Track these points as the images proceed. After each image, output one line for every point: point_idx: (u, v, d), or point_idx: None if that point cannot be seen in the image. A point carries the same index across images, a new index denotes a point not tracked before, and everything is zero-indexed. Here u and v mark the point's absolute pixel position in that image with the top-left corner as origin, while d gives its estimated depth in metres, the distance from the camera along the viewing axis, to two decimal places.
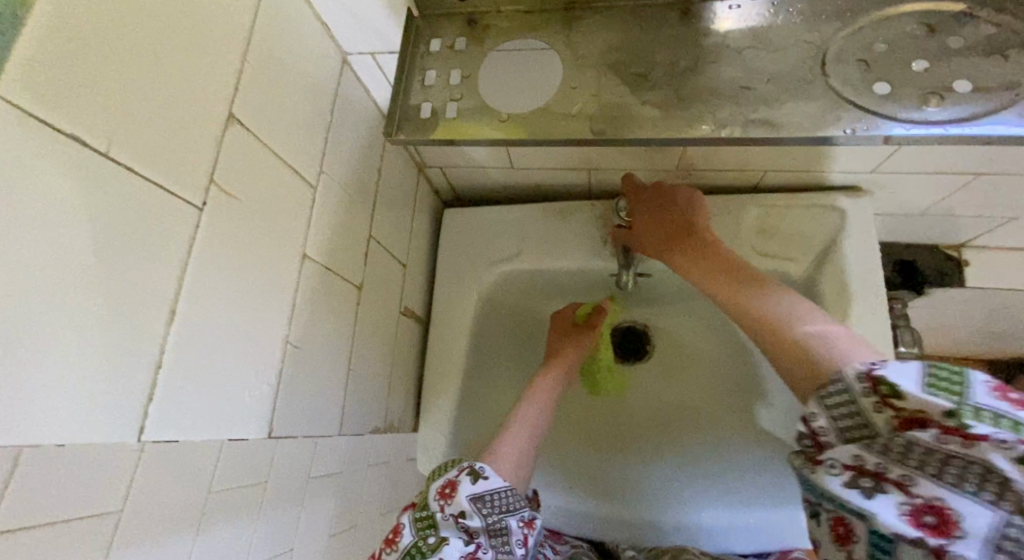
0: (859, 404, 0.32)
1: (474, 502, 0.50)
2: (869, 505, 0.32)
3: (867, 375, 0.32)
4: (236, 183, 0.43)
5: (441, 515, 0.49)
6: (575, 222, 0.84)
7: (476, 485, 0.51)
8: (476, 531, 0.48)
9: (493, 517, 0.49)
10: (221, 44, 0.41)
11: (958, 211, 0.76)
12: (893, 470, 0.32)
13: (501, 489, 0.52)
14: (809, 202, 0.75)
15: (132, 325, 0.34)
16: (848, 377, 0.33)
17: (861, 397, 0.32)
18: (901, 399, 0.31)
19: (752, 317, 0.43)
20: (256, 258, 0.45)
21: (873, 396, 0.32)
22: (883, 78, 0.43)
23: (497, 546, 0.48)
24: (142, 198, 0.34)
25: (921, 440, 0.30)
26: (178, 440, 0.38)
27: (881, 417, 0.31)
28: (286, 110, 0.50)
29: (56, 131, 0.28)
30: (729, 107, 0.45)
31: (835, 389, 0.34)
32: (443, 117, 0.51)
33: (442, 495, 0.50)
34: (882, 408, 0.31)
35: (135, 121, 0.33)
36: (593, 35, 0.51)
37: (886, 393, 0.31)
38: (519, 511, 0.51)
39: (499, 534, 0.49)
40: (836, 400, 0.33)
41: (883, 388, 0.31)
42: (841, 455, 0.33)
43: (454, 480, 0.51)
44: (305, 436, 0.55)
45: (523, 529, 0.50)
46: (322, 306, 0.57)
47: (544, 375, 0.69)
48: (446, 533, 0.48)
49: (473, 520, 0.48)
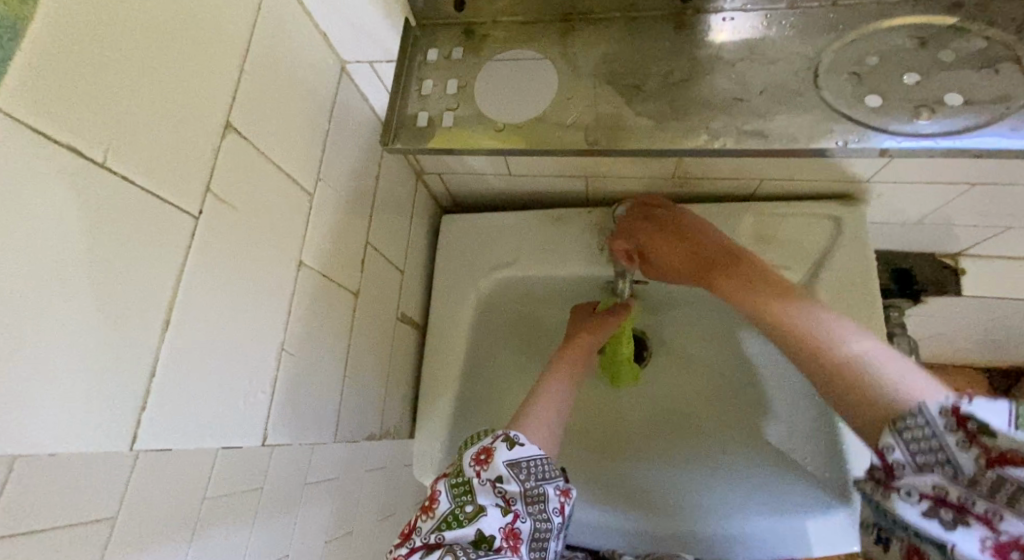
0: (943, 439, 0.31)
1: (510, 469, 0.53)
2: (950, 537, 0.31)
3: (952, 411, 0.30)
4: (232, 192, 0.43)
5: (478, 481, 0.52)
6: (572, 229, 0.84)
7: (511, 452, 0.54)
8: (513, 497, 0.52)
9: (530, 483, 0.53)
10: (220, 53, 0.42)
11: (953, 220, 0.76)
12: (981, 505, 0.30)
13: (535, 458, 0.55)
14: (804, 211, 0.76)
15: (127, 334, 0.34)
16: (930, 412, 0.31)
17: (943, 432, 0.31)
18: (991, 438, 0.29)
19: (809, 353, 0.42)
20: (252, 266, 0.45)
21: (959, 431, 0.30)
22: (874, 91, 0.44)
23: (535, 513, 0.52)
24: (137, 208, 0.34)
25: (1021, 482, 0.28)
26: (173, 447, 0.38)
27: (967, 454, 0.30)
28: (283, 118, 0.50)
29: (53, 142, 0.29)
30: (723, 118, 0.45)
31: (912, 422, 0.32)
32: (440, 126, 0.52)
33: (478, 462, 0.53)
34: (968, 445, 0.30)
35: (131, 131, 0.34)
36: (589, 46, 0.51)
37: (976, 430, 0.29)
38: (554, 480, 0.55)
39: (536, 501, 0.52)
40: (913, 431, 0.32)
41: (971, 424, 0.30)
42: (920, 485, 0.32)
43: (489, 448, 0.54)
44: (301, 443, 0.55)
45: (559, 497, 0.54)
46: (319, 313, 0.57)
47: (555, 373, 0.70)
48: (484, 500, 0.51)
49: (511, 486, 0.52)
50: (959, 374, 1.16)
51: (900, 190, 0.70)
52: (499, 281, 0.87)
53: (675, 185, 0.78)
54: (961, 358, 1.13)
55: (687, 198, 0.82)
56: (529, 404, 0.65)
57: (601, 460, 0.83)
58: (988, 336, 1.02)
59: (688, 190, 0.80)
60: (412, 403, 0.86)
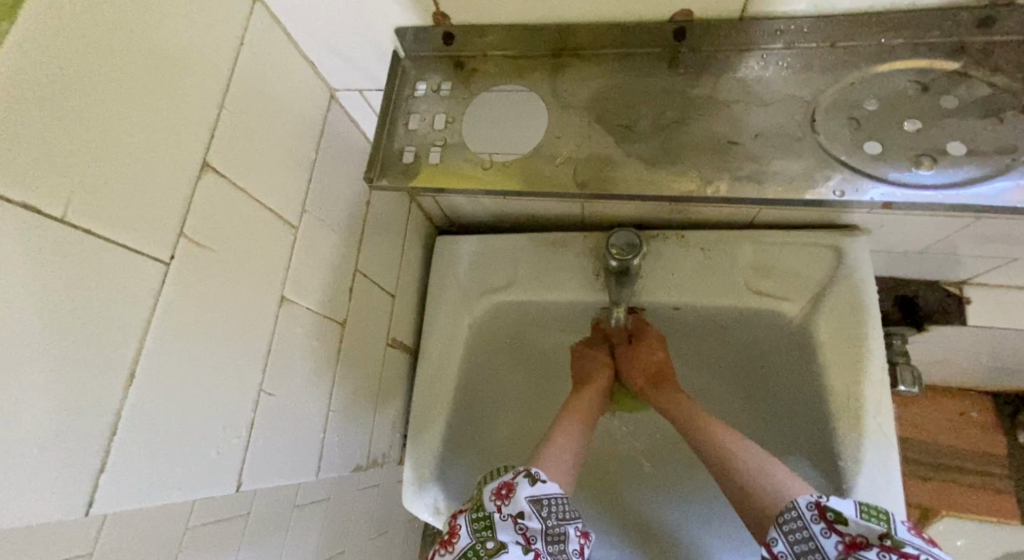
0: (812, 530, 0.40)
1: (532, 504, 0.51)
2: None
3: (817, 504, 0.41)
4: (209, 233, 0.41)
5: (499, 516, 0.51)
6: (567, 255, 0.83)
7: (533, 488, 0.53)
8: (534, 535, 0.50)
9: (551, 521, 0.51)
10: (199, 93, 0.41)
11: (958, 251, 0.74)
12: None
13: (556, 496, 0.53)
14: (806, 241, 0.74)
15: (90, 394, 0.32)
16: (800, 505, 0.42)
17: (811, 522, 0.41)
18: (845, 524, 0.39)
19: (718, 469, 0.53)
20: (232, 307, 0.44)
21: (822, 521, 0.40)
22: (873, 137, 0.43)
23: (555, 553, 0.50)
24: (100, 260, 0.33)
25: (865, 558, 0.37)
26: (135, 506, 0.36)
27: (830, 540, 0.39)
28: (268, 152, 0.49)
29: (6, 201, 0.27)
30: (715, 162, 0.45)
31: (790, 515, 0.42)
32: (426, 162, 0.51)
33: (499, 496, 0.52)
34: (830, 532, 0.39)
35: (96, 179, 0.32)
36: (581, 82, 0.50)
37: (833, 518, 0.39)
38: (574, 520, 0.53)
39: (557, 540, 0.51)
40: (792, 525, 0.42)
41: (829, 514, 0.40)
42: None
43: (511, 483, 0.53)
44: (284, 479, 0.53)
45: (578, 539, 0.53)
46: (304, 346, 0.55)
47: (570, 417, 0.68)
48: (504, 536, 0.49)
49: (532, 522, 0.50)
50: (966, 398, 1.13)
51: (903, 221, 0.68)
52: (491, 307, 0.85)
53: (672, 213, 0.77)
54: (967, 384, 1.10)
55: (684, 225, 0.81)
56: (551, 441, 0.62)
57: (594, 491, 0.83)
58: (993, 365, 1.00)
59: (686, 218, 0.78)
60: (404, 427, 0.85)
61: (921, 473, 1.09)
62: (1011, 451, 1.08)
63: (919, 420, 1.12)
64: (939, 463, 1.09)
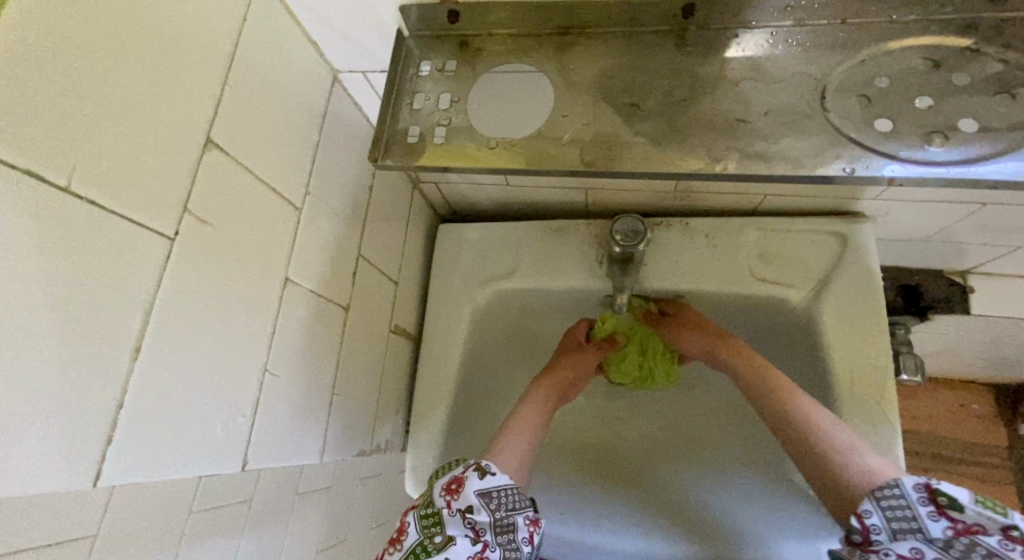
0: (916, 510, 0.38)
1: (481, 498, 0.52)
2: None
3: (926, 486, 0.38)
4: (212, 210, 0.41)
5: (449, 512, 0.51)
6: (571, 241, 0.82)
7: (482, 481, 0.53)
8: (483, 528, 0.50)
9: (500, 513, 0.52)
10: (202, 68, 0.40)
11: (963, 239, 0.74)
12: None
13: (506, 487, 0.53)
14: (810, 227, 0.74)
15: (97, 364, 0.33)
16: (903, 483, 0.40)
17: (916, 502, 0.38)
18: (958, 510, 0.37)
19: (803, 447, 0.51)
20: (236, 285, 0.44)
21: (931, 504, 0.38)
22: (883, 114, 0.43)
23: (503, 544, 0.51)
24: (104, 232, 0.32)
25: (983, 543, 0.35)
26: (142, 480, 0.36)
27: (938, 523, 0.37)
28: (271, 131, 0.49)
29: (10, 167, 0.27)
30: (723, 140, 0.44)
31: (891, 492, 0.40)
32: (431, 141, 0.50)
33: (449, 491, 0.52)
34: (938, 516, 0.37)
35: (99, 150, 0.32)
36: (587, 61, 0.49)
37: (946, 504, 0.37)
38: (524, 509, 0.53)
39: (506, 531, 0.51)
40: (893, 502, 0.39)
41: (941, 498, 0.37)
42: (896, 545, 0.37)
43: (461, 477, 0.53)
44: (287, 460, 0.53)
45: (529, 527, 0.52)
46: (306, 328, 0.55)
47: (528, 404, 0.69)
48: (453, 531, 0.50)
49: (481, 516, 0.51)
50: (969, 390, 1.12)
51: (909, 208, 0.68)
52: (495, 294, 0.85)
53: (676, 199, 0.76)
54: (968, 375, 1.10)
55: (689, 211, 0.80)
56: (506, 428, 0.64)
57: (599, 477, 0.83)
58: (995, 356, 1.00)
59: (690, 204, 0.78)
60: (407, 414, 0.85)
61: (922, 465, 1.09)
62: (1014, 445, 1.08)
63: (920, 411, 1.12)
64: (941, 454, 1.08)
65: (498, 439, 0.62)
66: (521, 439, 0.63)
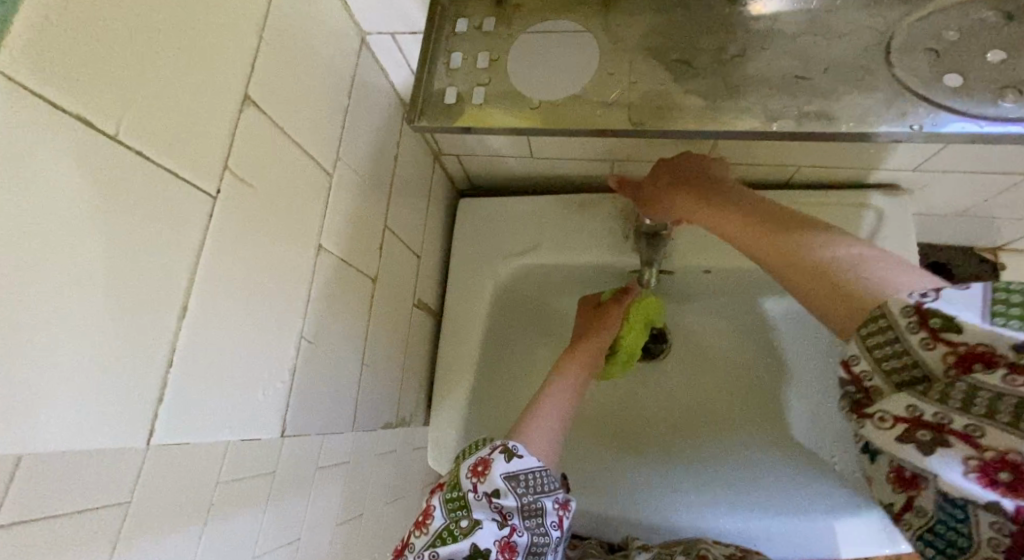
0: (907, 340, 0.29)
1: (508, 481, 0.51)
2: (929, 464, 0.29)
3: (916, 308, 0.29)
4: (251, 171, 0.40)
5: (474, 495, 0.51)
6: (597, 214, 0.81)
7: (509, 464, 0.52)
8: (510, 512, 0.50)
9: (528, 497, 0.51)
10: (242, 19, 0.39)
11: (1001, 214, 0.73)
12: (956, 420, 0.28)
13: (535, 470, 0.53)
14: (844, 200, 0.71)
15: (145, 319, 0.32)
16: (891, 311, 0.30)
17: (906, 332, 0.29)
18: (957, 332, 0.28)
19: (786, 262, 0.39)
20: (272, 247, 0.43)
21: (921, 330, 0.29)
22: (954, 69, 0.42)
23: (532, 528, 0.51)
24: (152, 185, 0.32)
25: (986, 384, 0.27)
26: (188, 442, 0.37)
27: (933, 353, 0.29)
28: (305, 91, 0.48)
29: (58, 110, 0.26)
30: (781, 99, 0.43)
31: (877, 325, 0.31)
32: (469, 102, 0.49)
33: (475, 473, 0.52)
34: (932, 344, 0.29)
35: (144, 98, 0.31)
36: (633, 19, 0.48)
37: (940, 327, 0.28)
38: (552, 493, 0.53)
39: (534, 515, 0.51)
40: (880, 340, 0.31)
41: (935, 321, 0.29)
42: (892, 406, 0.31)
43: (487, 459, 0.52)
44: (315, 433, 0.53)
45: (558, 510, 0.53)
46: (336, 297, 0.54)
47: (557, 380, 0.67)
48: (480, 514, 0.50)
49: (508, 500, 0.50)
50: None
51: (951, 181, 0.67)
52: (518, 269, 0.84)
53: None
54: None
55: None
56: (537, 405, 0.63)
57: (616, 454, 0.82)
58: None
59: None
60: (427, 389, 0.84)
61: None
62: None
63: None
64: None
65: (525, 420, 0.61)
66: (550, 416, 0.62)
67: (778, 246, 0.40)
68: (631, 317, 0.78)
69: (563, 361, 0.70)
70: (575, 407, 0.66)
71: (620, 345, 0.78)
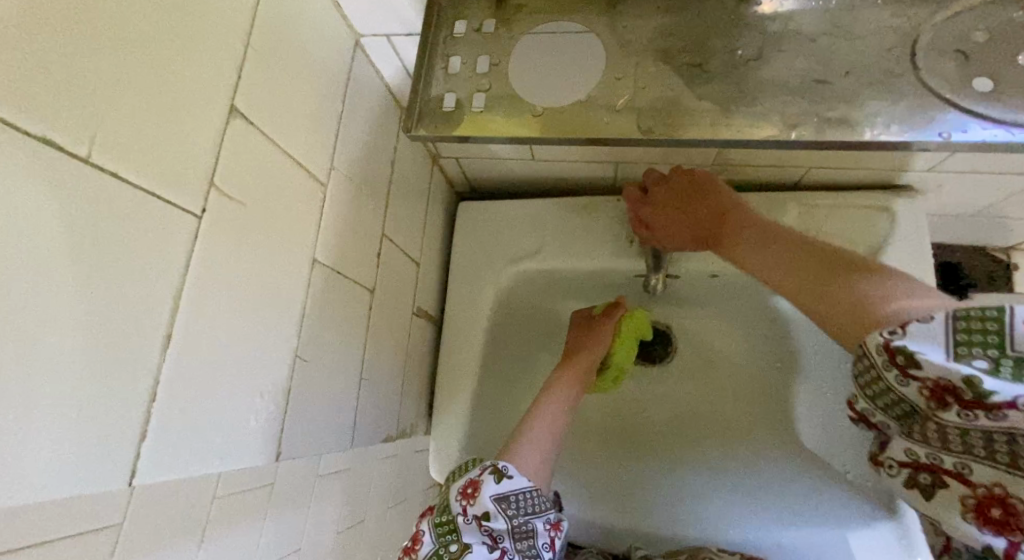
0: (886, 376, 0.34)
1: (498, 504, 0.49)
2: (935, 505, 0.35)
3: (884, 347, 0.34)
4: (239, 186, 0.38)
5: (464, 519, 0.50)
6: (600, 219, 0.79)
7: (500, 485, 0.50)
8: (500, 535, 0.49)
9: (518, 519, 0.50)
10: (226, 26, 0.37)
11: (1017, 216, 0.71)
12: (946, 459, 0.33)
13: (524, 490, 0.51)
14: (856, 203, 0.69)
15: (124, 354, 0.30)
16: (868, 349, 0.35)
17: (883, 369, 0.34)
18: (921, 369, 0.32)
19: (802, 279, 0.44)
20: (263, 264, 0.41)
21: (893, 367, 0.33)
22: (984, 72, 0.40)
23: (523, 550, 0.49)
24: (130, 209, 0.30)
25: (949, 420, 0.32)
26: (174, 480, 0.34)
27: (909, 388, 0.33)
28: (297, 100, 0.45)
29: (24, 135, 0.24)
30: (798, 104, 0.41)
31: (862, 364, 0.36)
32: (469, 109, 0.47)
33: (465, 496, 0.51)
34: (906, 380, 0.33)
35: (120, 117, 0.29)
36: (641, 20, 0.46)
37: (905, 364, 0.33)
38: (543, 513, 0.51)
39: (524, 537, 0.49)
40: (867, 381, 0.36)
41: (900, 357, 0.33)
42: (898, 452, 0.37)
43: (477, 481, 0.51)
44: (314, 453, 0.52)
45: (549, 531, 0.51)
46: (333, 312, 0.53)
47: (550, 396, 0.64)
48: (469, 538, 0.48)
49: (498, 523, 0.49)
50: None
51: (968, 182, 0.64)
52: (519, 275, 0.82)
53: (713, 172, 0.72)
54: None
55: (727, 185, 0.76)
56: (526, 425, 0.60)
57: (617, 461, 0.80)
58: None
59: (727, 178, 0.74)
60: (429, 398, 0.83)
61: None
62: None
63: None
64: None
65: (518, 437, 0.59)
66: (543, 436, 0.60)
67: (794, 272, 0.45)
68: (619, 333, 0.74)
69: (550, 377, 0.67)
70: (568, 424, 0.63)
71: (609, 362, 0.74)
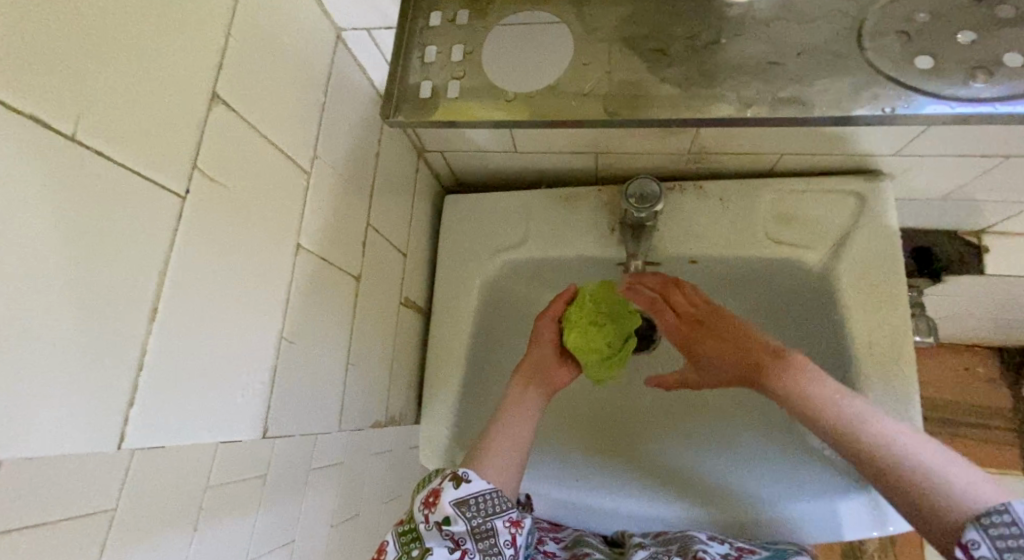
0: None
1: (458, 508, 0.51)
2: None
3: None
4: (222, 170, 0.40)
5: (427, 526, 0.51)
6: (581, 208, 0.81)
7: (459, 490, 0.52)
8: (461, 537, 0.50)
9: (478, 520, 0.51)
10: (209, 16, 0.38)
11: (981, 199, 0.73)
12: None
13: (485, 493, 0.52)
14: (825, 188, 0.72)
15: (111, 322, 0.32)
16: (1016, 508, 0.31)
17: None
18: None
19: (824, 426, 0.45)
20: (246, 247, 0.43)
21: None
22: (925, 51, 0.42)
23: (484, 550, 0.50)
24: (116, 184, 0.31)
25: None
26: (161, 450, 0.36)
27: None
28: (279, 89, 0.47)
29: (13, 112, 0.25)
30: (756, 85, 0.43)
31: (998, 516, 0.31)
32: (444, 97, 0.49)
33: (426, 504, 0.52)
34: None
35: (105, 98, 0.30)
36: (608, 9, 0.48)
37: None
38: (505, 512, 0.52)
39: (486, 537, 0.50)
40: (1003, 527, 0.30)
41: None
42: None
43: (438, 488, 0.52)
44: (304, 433, 0.53)
45: (510, 528, 0.52)
46: (320, 297, 0.54)
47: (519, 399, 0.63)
48: (432, 543, 0.50)
49: (458, 526, 0.50)
50: (968, 358, 1.14)
51: (932, 165, 0.67)
52: (504, 265, 0.83)
53: (689, 162, 0.74)
54: (971, 336, 1.11)
55: (702, 175, 0.78)
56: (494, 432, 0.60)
57: (605, 446, 0.82)
58: (1003, 317, 1.00)
59: (703, 168, 0.76)
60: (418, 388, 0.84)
61: (928, 429, 1.11)
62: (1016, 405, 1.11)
63: (924, 376, 1.14)
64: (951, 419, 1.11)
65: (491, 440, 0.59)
66: (508, 443, 0.59)
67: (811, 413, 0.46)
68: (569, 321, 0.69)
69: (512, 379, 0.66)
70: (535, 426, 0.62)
71: (565, 346, 0.69)
